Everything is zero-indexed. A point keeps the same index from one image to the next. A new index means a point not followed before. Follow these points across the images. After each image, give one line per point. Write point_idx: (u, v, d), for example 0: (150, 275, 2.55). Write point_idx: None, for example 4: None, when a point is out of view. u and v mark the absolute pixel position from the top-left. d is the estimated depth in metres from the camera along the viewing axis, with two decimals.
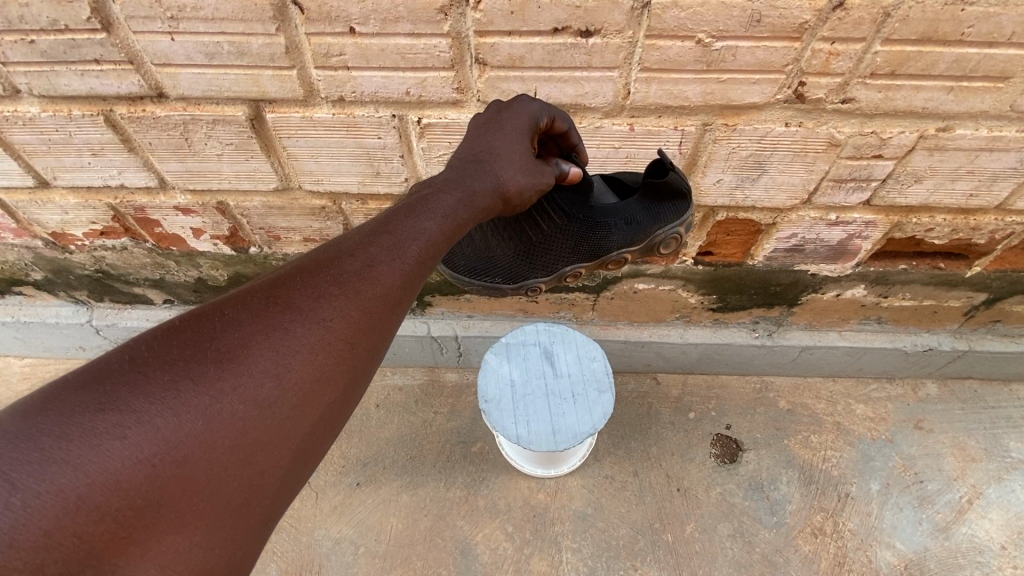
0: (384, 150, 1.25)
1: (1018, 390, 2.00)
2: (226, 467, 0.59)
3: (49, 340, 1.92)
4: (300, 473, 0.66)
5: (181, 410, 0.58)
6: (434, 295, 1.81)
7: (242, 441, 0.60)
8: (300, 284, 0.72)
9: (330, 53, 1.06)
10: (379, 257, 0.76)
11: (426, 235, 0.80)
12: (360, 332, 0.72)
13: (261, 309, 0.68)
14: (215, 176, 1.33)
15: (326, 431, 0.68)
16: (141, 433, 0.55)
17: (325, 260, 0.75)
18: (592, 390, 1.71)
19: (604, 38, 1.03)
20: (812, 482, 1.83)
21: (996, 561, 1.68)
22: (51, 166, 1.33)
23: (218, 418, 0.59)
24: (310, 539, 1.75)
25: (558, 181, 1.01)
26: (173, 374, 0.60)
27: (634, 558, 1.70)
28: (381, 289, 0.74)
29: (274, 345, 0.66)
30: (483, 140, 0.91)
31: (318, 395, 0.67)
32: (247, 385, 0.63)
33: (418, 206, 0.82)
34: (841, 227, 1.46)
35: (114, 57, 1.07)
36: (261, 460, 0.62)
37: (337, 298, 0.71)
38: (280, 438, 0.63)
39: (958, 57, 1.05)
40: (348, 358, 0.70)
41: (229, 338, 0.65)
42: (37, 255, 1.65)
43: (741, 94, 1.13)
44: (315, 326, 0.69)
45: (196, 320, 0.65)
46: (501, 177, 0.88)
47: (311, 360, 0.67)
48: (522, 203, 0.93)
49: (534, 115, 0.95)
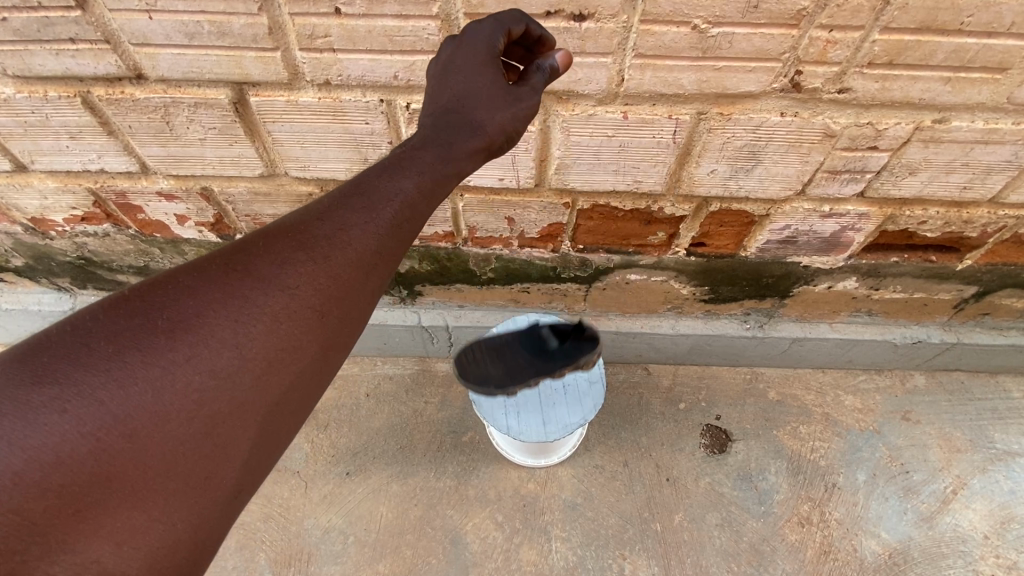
0: (372, 136, 1.22)
1: (1004, 382, 2.01)
2: (185, 437, 0.63)
3: (31, 328, 1.89)
4: (274, 446, 0.71)
5: (129, 382, 0.62)
6: (424, 285, 1.78)
7: (201, 411, 0.64)
8: (262, 252, 0.73)
9: (315, 35, 1.03)
10: (350, 221, 0.77)
11: (401, 196, 0.81)
12: (326, 300, 0.74)
13: (220, 281, 0.70)
14: (199, 161, 1.30)
15: (296, 398, 0.71)
16: (93, 405, 0.61)
17: (291, 225, 0.76)
18: (582, 380, 1.69)
19: (597, 22, 1.01)
20: (800, 472, 1.84)
21: (978, 551, 1.70)
22: (28, 150, 1.29)
23: (169, 390, 0.63)
24: (299, 528, 1.74)
25: (552, 78, 0.95)
26: (120, 347, 0.64)
27: (623, 547, 1.70)
28: (350, 253, 0.76)
29: (232, 317, 0.69)
30: (449, 87, 0.89)
31: (279, 365, 0.70)
32: (203, 355, 0.66)
33: (394, 166, 0.83)
34: (834, 219, 1.45)
35: (90, 36, 1.03)
36: (223, 430, 0.65)
37: (302, 264, 0.73)
38: (242, 408, 0.67)
39: (956, 48, 1.04)
40: (313, 327, 0.73)
41: (183, 308, 0.68)
42: (16, 241, 1.61)
43: (737, 82, 1.11)
44: (276, 293, 0.71)
45: (149, 292, 0.68)
46: (480, 121, 0.88)
47: (270, 330, 0.70)
48: (513, 134, 0.94)
49: (491, 42, 0.89)
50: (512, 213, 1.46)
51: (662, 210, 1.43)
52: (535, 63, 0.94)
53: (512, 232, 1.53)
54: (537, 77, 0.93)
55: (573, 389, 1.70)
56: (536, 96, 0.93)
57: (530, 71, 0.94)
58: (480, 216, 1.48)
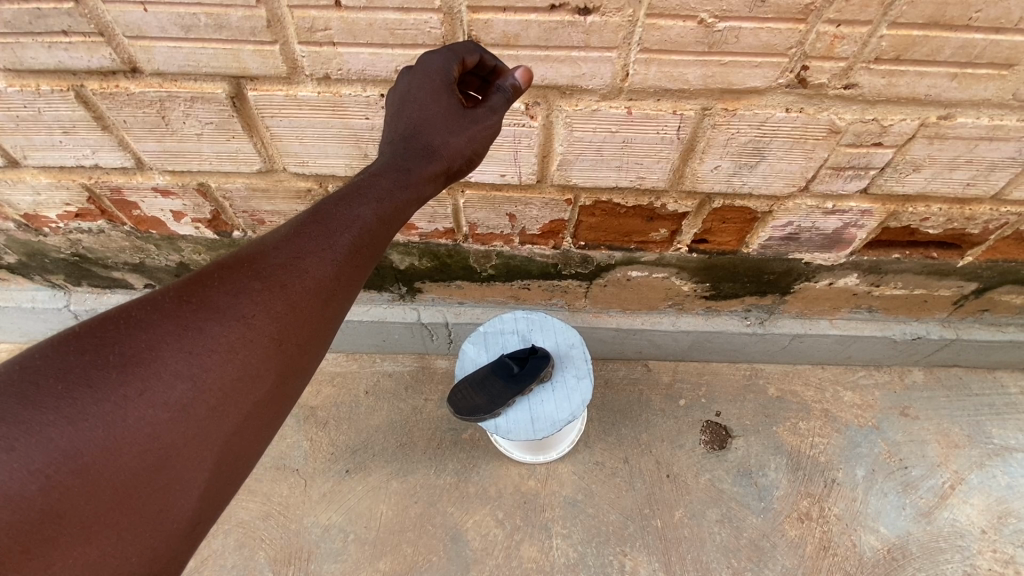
0: (372, 132, 1.20)
1: (1002, 377, 2.01)
2: (136, 472, 0.66)
3: (26, 325, 1.87)
4: (229, 479, 0.74)
5: (80, 418, 0.65)
6: (424, 282, 1.76)
7: (153, 445, 0.68)
8: (217, 282, 0.78)
9: (314, 28, 1.01)
10: (307, 250, 0.84)
11: (361, 221, 0.88)
12: (286, 329, 0.79)
13: (174, 311, 0.74)
14: (196, 156, 1.28)
15: (252, 428, 0.76)
16: (37, 444, 0.62)
17: (248, 256, 0.82)
18: (570, 376, 1.67)
19: (602, 16, 0.99)
20: (800, 468, 1.84)
21: (976, 545, 1.70)
22: (21, 145, 1.27)
23: (122, 424, 0.66)
24: (298, 526, 1.73)
25: (514, 96, 1.01)
26: (69, 384, 0.66)
27: (624, 544, 1.70)
28: (308, 282, 0.82)
29: (185, 347, 0.72)
30: (405, 117, 0.96)
31: (235, 397, 0.74)
32: (156, 389, 0.69)
33: (353, 194, 0.90)
34: (837, 215, 1.44)
35: (83, 28, 1.01)
36: (177, 464, 0.69)
37: (260, 293, 0.79)
38: (196, 441, 0.70)
39: (964, 43, 1.02)
40: (270, 356, 0.78)
41: (137, 342, 0.71)
42: (9, 238, 1.59)
43: (743, 78, 1.09)
44: (232, 325, 0.76)
45: (99, 326, 0.71)
46: (435, 146, 0.95)
47: (228, 362, 0.74)
48: (470, 158, 1.01)
49: (443, 70, 0.95)
50: (514, 209, 1.44)
51: (664, 206, 1.42)
52: (496, 84, 1.00)
53: (514, 228, 1.52)
54: (497, 97, 0.99)
55: (561, 385, 1.67)
56: (494, 115, 0.99)
57: (490, 92, 0.99)
58: (480, 213, 1.46)
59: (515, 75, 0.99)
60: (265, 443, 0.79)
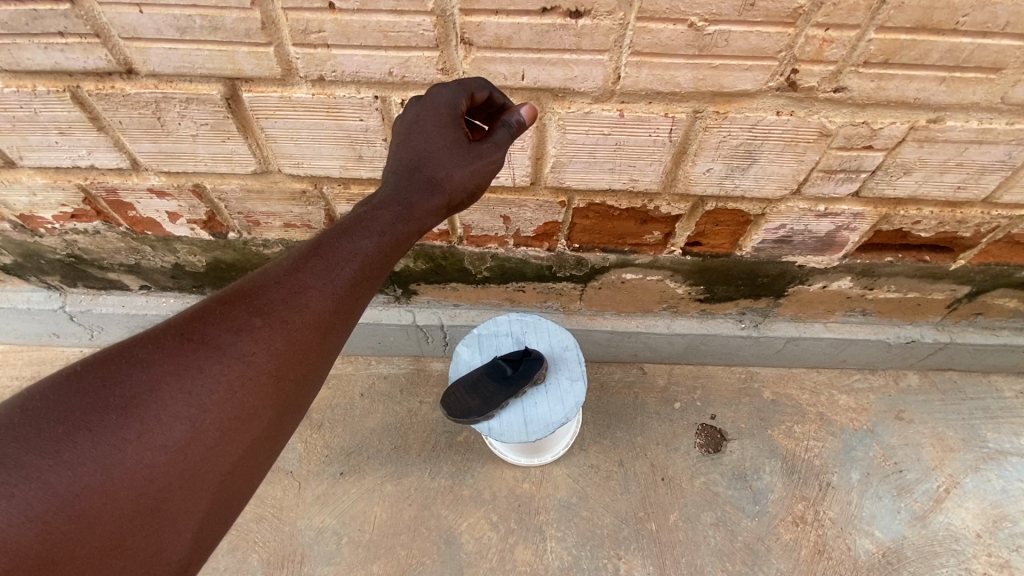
0: (366, 134, 1.21)
1: (996, 381, 2.02)
2: (133, 514, 0.69)
3: (21, 326, 1.87)
4: (223, 516, 0.77)
5: (79, 463, 0.67)
6: (419, 284, 1.77)
7: (149, 487, 0.69)
8: (218, 320, 0.80)
9: (308, 30, 1.02)
10: (309, 284, 0.85)
11: (363, 254, 0.90)
12: (285, 365, 0.81)
13: (174, 350, 0.75)
14: (190, 157, 1.29)
15: (247, 468, 0.78)
16: (35, 489, 0.64)
17: (249, 292, 0.84)
18: (564, 378, 1.67)
19: (594, 19, 1.00)
20: (794, 472, 1.84)
21: (972, 549, 1.71)
22: (16, 145, 1.28)
23: (119, 467, 0.68)
24: (292, 529, 1.73)
25: (521, 132, 1.02)
26: (69, 428, 0.68)
27: (618, 547, 1.70)
28: (308, 316, 0.84)
29: (185, 388, 0.74)
30: (411, 147, 0.98)
31: (233, 436, 0.76)
32: (153, 430, 0.71)
33: (355, 226, 0.92)
34: (829, 218, 1.45)
35: (79, 30, 1.02)
36: (172, 504, 0.71)
37: (260, 330, 0.80)
38: (193, 481, 0.72)
39: (952, 47, 1.04)
40: (268, 393, 0.79)
41: (135, 382, 0.72)
42: (5, 238, 1.59)
43: (732, 81, 1.11)
44: (232, 362, 0.77)
45: (100, 365, 0.73)
46: (438, 178, 0.98)
47: (226, 401, 0.76)
48: (469, 194, 1.03)
49: (451, 103, 0.98)
50: (508, 211, 1.45)
51: (657, 209, 1.43)
52: (503, 119, 1.02)
53: (508, 230, 1.53)
54: (502, 132, 1.01)
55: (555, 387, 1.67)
56: (498, 151, 1.01)
57: (497, 126, 1.01)
58: (475, 214, 1.47)
59: (521, 111, 1.00)
60: (258, 480, 0.81)
